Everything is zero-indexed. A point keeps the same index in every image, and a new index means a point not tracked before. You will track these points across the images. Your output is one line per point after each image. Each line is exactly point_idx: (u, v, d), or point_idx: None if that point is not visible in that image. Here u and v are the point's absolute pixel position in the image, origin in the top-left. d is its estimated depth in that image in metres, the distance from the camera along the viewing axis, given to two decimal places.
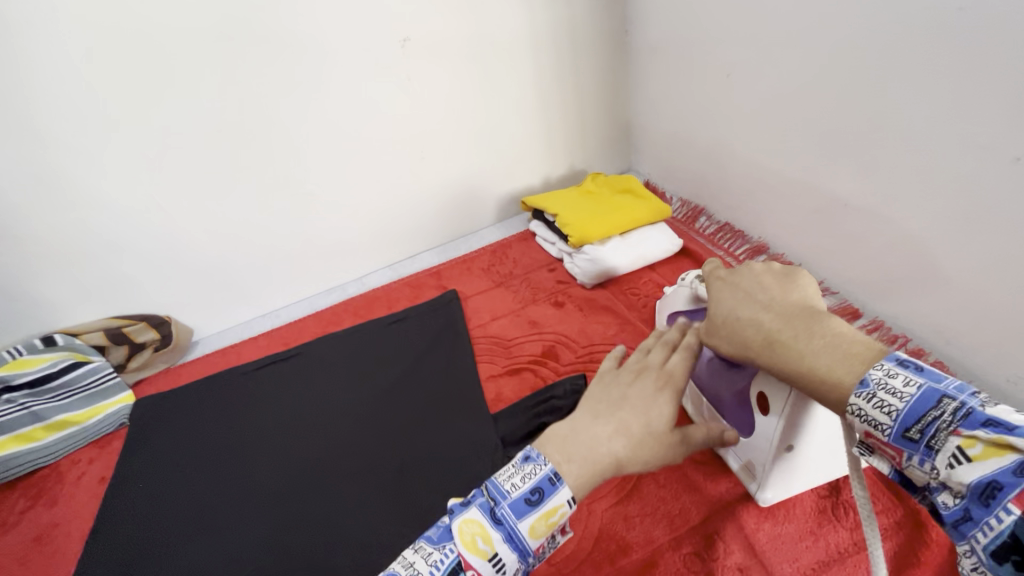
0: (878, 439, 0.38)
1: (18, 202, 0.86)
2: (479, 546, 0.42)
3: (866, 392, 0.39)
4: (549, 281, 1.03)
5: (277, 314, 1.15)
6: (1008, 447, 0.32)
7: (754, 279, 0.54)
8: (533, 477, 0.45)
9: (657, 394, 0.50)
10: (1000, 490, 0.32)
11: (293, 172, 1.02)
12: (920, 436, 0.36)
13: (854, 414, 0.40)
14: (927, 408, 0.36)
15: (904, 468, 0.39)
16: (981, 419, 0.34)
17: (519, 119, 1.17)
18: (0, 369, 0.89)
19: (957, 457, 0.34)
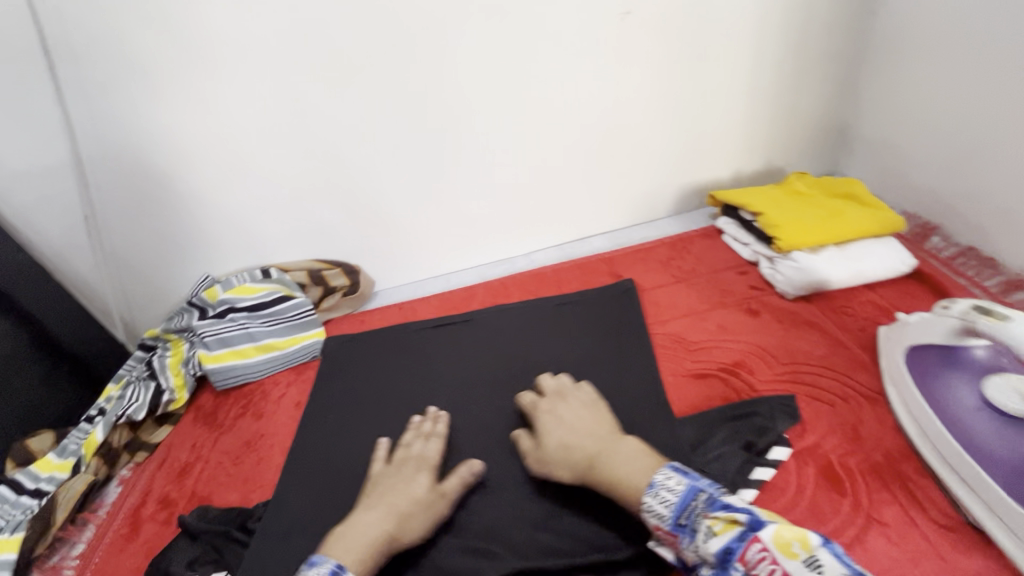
0: (663, 528, 0.58)
1: (265, 147, 0.98)
2: None
3: (653, 492, 0.59)
4: (740, 285, 0.93)
5: (447, 278, 1.19)
6: (737, 521, 0.53)
7: (572, 405, 0.74)
8: None
9: (542, 447, 0.71)
10: (732, 552, 0.52)
11: (490, 142, 1.03)
12: (686, 522, 0.56)
13: (647, 510, 0.59)
14: (692, 498, 0.57)
15: (679, 553, 0.57)
16: (720, 505, 0.55)
17: (724, 106, 1.07)
18: (229, 292, 1.02)
19: (708, 534, 0.54)
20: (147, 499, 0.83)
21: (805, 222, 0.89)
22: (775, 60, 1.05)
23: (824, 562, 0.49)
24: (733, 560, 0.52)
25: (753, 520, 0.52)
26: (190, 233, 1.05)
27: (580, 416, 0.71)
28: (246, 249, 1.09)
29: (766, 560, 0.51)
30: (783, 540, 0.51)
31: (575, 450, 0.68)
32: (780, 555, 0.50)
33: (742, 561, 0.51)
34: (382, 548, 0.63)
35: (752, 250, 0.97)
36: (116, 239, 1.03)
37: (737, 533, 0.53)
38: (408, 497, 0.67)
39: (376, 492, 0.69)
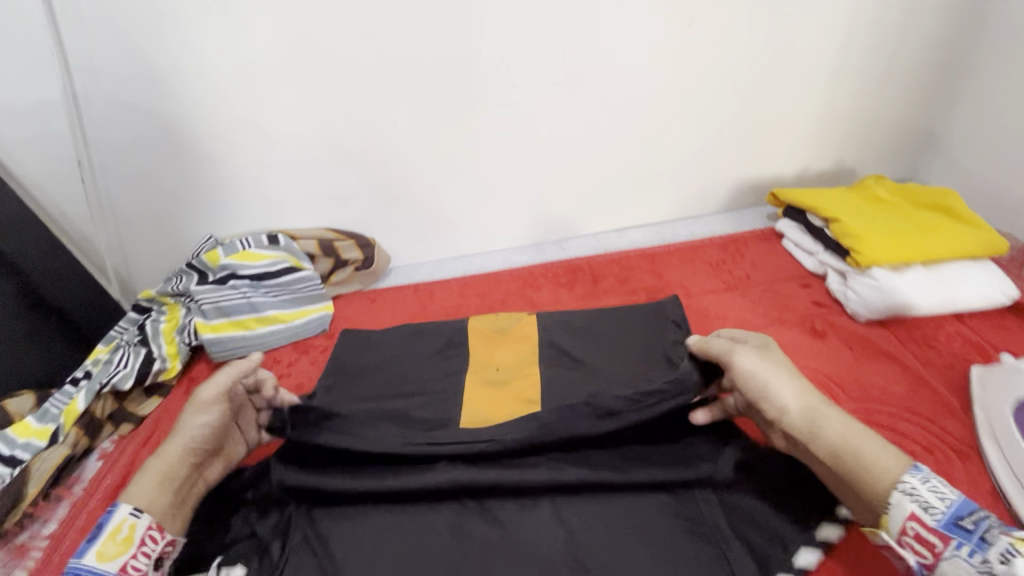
0: (926, 521, 0.48)
1: (279, 97, 0.87)
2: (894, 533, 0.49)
3: (922, 477, 0.50)
4: (802, 300, 0.82)
5: (469, 261, 1.09)
6: None
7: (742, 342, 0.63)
8: (946, 501, 0.48)
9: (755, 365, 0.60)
10: None
11: (531, 112, 0.92)
12: (971, 526, 0.47)
13: (907, 490, 0.50)
14: (967, 511, 0.48)
15: (931, 556, 0.48)
16: (960, 514, 0.48)
17: (801, 93, 0.94)
18: (231, 256, 0.93)
19: (1007, 554, 0.44)
20: (127, 479, 0.76)
21: (887, 235, 0.77)
22: (868, 43, 0.90)
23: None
24: (972, 533, 0.47)
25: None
26: (194, 187, 0.96)
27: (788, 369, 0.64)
28: (254, 210, 1.00)
29: (931, 543, 0.48)
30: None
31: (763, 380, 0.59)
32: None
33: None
34: (171, 479, 0.60)
35: (817, 260, 0.85)
36: (114, 188, 0.94)
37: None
38: (184, 411, 0.64)
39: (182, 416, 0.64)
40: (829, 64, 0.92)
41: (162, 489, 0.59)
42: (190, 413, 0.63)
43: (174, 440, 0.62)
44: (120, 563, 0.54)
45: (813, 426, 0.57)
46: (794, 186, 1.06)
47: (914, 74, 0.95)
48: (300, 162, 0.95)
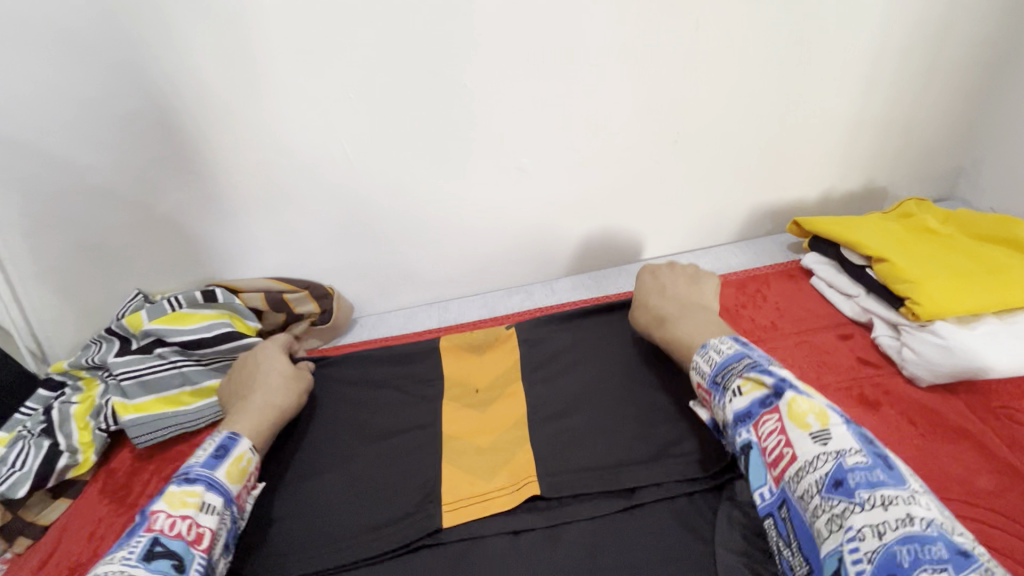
0: (702, 385, 0.58)
1: (204, 129, 0.72)
2: (808, 420, 0.47)
3: (703, 353, 0.59)
4: (845, 356, 0.67)
5: (446, 307, 0.94)
6: (763, 384, 0.51)
7: (665, 280, 0.74)
8: (711, 360, 0.57)
9: (650, 301, 0.72)
10: (749, 415, 0.51)
11: (510, 138, 0.77)
12: (721, 381, 0.55)
13: (693, 368, 0.59)
14: (733, 361, 0.55)
15: (713, 411, 0.57)
16: (714, 378, 0.56)
17: (825, 103, 0.80)
18: (158, 320, 0.78)
19: (734, 392, 0.53)
20: None
21: (948, 279, 0.63)
22: (901, 46, 0.77)
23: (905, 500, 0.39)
24: (748, 424, 0.51)
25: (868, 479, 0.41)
26: (112, 237, 0.80)
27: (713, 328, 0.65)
28: (187, 260, 0.84)
29: (775, 434, 0.48)
30: (796, 412, 0.48)
31: (657, 310, 0.70)
32: (789, 423, 0.47)
33: (756, 428, 0.50)
34: (269, 422, 0.67)
35: (858, 305, 0.71)
36: (13, 241, 0.78)
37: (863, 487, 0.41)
38: (270, 374, 0.72)
39: (252, 375, 0.72)
40: (857, 71, 0.78)
41: (258, 432, 0.65)
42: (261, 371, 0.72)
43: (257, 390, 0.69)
44: (240, 488, 0.58)
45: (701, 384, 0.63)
46: (816, 209, 0.92)
47: (953, 80, 0.82)
48: (237, 205, 0.79)
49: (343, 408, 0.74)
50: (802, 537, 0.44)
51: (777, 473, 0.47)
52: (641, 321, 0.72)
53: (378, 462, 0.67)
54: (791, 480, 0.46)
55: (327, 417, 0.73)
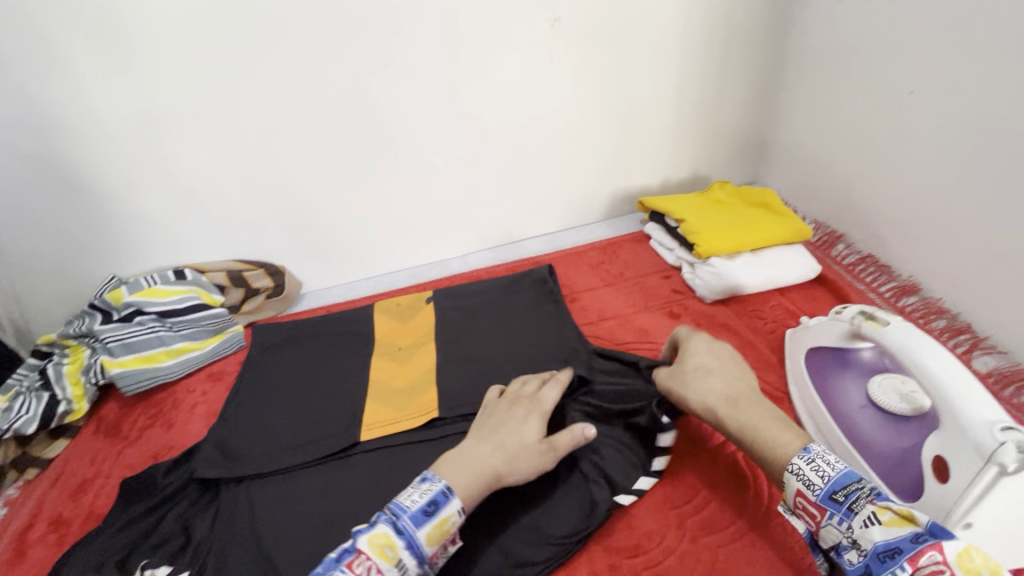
0: (808, 497, 0.53)
1: (176, 138, 0.92)
2: (954, 558, 0.44)
3: (806, 456, 0.55)
4: (664, 289, 0.97)
5: (379, 280, 1.17)
6: (913, 520, 0.47)
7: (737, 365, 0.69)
8: (826, 474, 0.53)
9: (713, 380, 0.66)
10: (899, 551, 0.45)
11: (422, 143, 1.02)
12: (843, 500, 0.51)
13: (794, 472, 0.55)
14: (851, 481, 0.52)
15: (818, 528, 0.53)
16: (829, 493, 0.52)
17: (652, 115, 1.11)
18: (135, 294, 0.95)
19: (870, 519, 0.49)
20: (36, 519, 0.76)
21: (722, 230, 0.94)
22: (699, 75, 1.10)
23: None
24: (898, 559, 0.45)
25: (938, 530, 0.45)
26: (93, 228, 0.97)
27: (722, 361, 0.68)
28: (158, 247, 1.02)
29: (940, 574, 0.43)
30: (963, 561, 0.43)
31: (728, 387, 0.66)
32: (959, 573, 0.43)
33: (909, 566, 0.44)
34: (476, 470, 0.61)
35: (675, 255, 1.01)
36: (4, 234, 0.93)
37: (910, 535, 0.46)
38: (514, 418, 0.67)
39: (500, 422, 0.67)
40: (671, 92, 1.10)
41: (484, 464, 0.61)
42: (487, 417, 0.68)
43: (524, 442, 0.64)
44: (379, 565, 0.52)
45: (725, 415, 0.64)
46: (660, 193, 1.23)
47: (741, 96, 1.16)
48: (202, 199, 0.99)
49: (294, 352, 0.95)
50: None
51: None
52: (703, 389, 0.66)
53: (324, 385, 0.88)
54: None
55: (281, 360, 0.93)
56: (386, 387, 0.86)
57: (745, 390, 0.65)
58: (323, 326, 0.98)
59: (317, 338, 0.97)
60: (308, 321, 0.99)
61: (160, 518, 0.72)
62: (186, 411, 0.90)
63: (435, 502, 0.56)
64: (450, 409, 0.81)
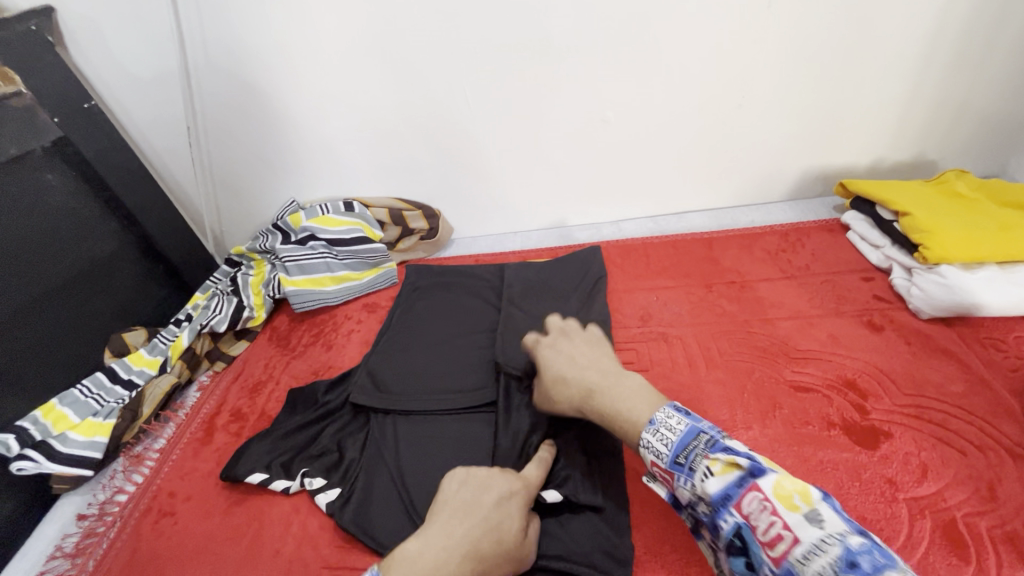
0: (659, 465, 0.54)
1: (363, 73, 0.93)
2: (795, 501, 0.45)
3: (653, 428, 0.56)
4: (863, 293, 0.81)
5: (526, 236, 1.14)
6: (737, 464, 0.48)
7: (570, 345, 0.70)
8: (670, 438, 0.54)
9: (583, 359, 0.67)
10: (727, 497, 0.48)
11: (599, 93, 0.95)
12: (683, 460, 0.52)
13: (644, 446, 0.56)
14: (691, 439, 0.53)
15: (674, 490, 0.54)
16: (674, 458, 0.53)
17: (879, 79, 0.92)
18: (312, 220, 1.02)
19: (706, 473, 0.50)
20: (222, 409, 0.87)
21: (962, 232, 0.75)
22: (959, 31, 0.87)
23: (826, 520, 0.43)
24: (729, 506, 0.47)
25: (756, 467, 0.47)
26: (282, 154, 1.04)
27: (581, 351, 0.69)
28: (332, 177, 1.07)
29: (765, 513, 0.45)
30: (783, 492, 0.45)
31: (594, 371, 0.66)
32: (779, 505, 0.45)
33: (738, 509, 0.47)
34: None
35: (883, 254, 0.84)
36: (215, 153, 1.04)
37: (735, 480, 0.48)
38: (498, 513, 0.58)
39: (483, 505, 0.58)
40: (915, 51, 0.89)
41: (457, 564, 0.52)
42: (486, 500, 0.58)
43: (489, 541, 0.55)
44: None
45: (596, 391, 0.63)
46: (866, 176, 1.03)
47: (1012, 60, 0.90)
48: (376, 135, 1.01)
49: (442, 295, 0.96)
50: None
51: (774, 552, 0.44)
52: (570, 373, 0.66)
53: (467, 334, 0.87)
54: (795, 561, 0.42)
55: (429, 302, 0.95)
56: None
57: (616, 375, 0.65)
58: (475, 274, 0.99)
59: (465, 286, 0.97)
60: (458, 267, 1.00)
61: (318, 431, 0.78)
62: (343, 335, 0.96)
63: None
64: None
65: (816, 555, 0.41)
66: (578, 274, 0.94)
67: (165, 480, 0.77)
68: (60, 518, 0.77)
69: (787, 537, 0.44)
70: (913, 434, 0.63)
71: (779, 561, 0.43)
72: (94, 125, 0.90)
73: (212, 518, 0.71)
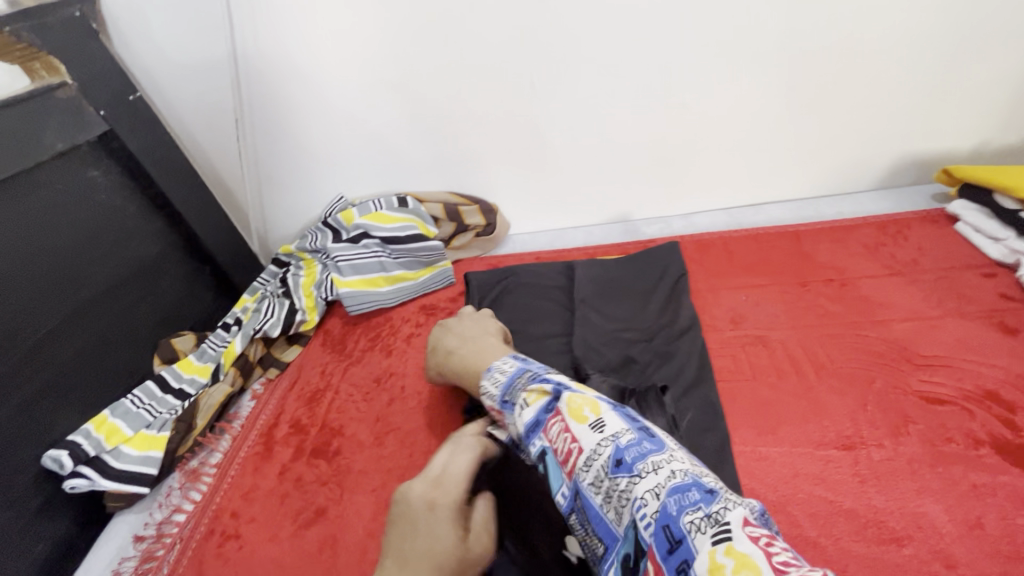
0: (494, 407, 0.54)
1: (421, 56, 0.87)
2: (583, 413, 0.45)
3: (490, 379, 0.56)
4: (987, 291, 0.73)
5: (589, 231, 1.07)
6: (547, 392, 0.49)
7: (461, 324, 0.75)
8: (502, 380, 0.55)
9: (453, 333, 0.73)
10: (538, 423, 0.47)
11: (676, 75, 0.87)
12: (510, 398, 0.52)
13: (484, 394, 0.56)
14: (518, 377, 0.53)
15: (508, 432, 0.53)
16: (504, 397, 0.53)
17: (990, 54, 0.83)
18: (365, 218, 0.96)
19: (523, 404, 0.50)
20: (280, 420, 0.81)
21: None
22: None
23: (608, 425, 0.43)
24: (538, 431, 0.47)
25: (560, 390, 0.48)
26: (331, 146, 0.98)
27: (473, 326, 0.73)
28: (384, 172, 1.01)
29: (562, 432, 0.45)
30: (574, 406, 0.45)
31: (461, 346, 0.70)
32: (570, 420, 0.45)
33: (546, 434, 0.46)
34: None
35: (1005, 247, 0.76)
36: (261, 147, 0.98)
37: (545, 406, 0.48)
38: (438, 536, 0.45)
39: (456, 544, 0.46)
40: None
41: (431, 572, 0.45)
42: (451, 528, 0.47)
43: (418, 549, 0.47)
44: None
45: (454, 359, 0.69)
46: (965, 162, 0.94)
47: None
48: (432, 125, 0.95)
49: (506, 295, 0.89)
50: (596, 525, 0.41)
51: (567, 466, 0.43)
52: (449, 347, 0.71)
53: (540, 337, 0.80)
54: (580, 471, 0.42)
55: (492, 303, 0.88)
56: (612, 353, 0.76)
57: (469, 342, 0.70)
58: (539, 272, 0.92)
59: (530, 284, 0.90)
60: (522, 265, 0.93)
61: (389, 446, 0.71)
62: (403, 340, 0.89)
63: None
64: (691, 389, 0.68)
65: (592, 462, 0.42)
66: (655, 272, 0.87)
67: (226, 498, 0.72)
68: (116, 538, 0.72)
69: (574, 449, 0.43)
70: None
71: (569, 472, 0.43)
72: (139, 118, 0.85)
73: (281, 542, 0.65)
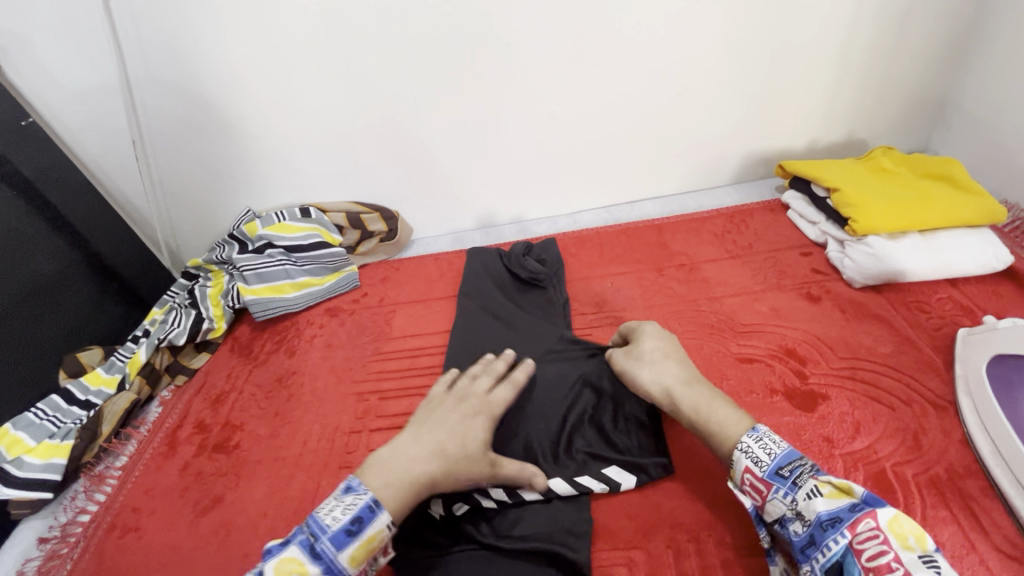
0: (756, 472, 0.53)
1: (309, 79, 0.94)
2: (910, 541, 0.45)
3: (754, 436, 0.56)
4: (801, 267, 0.86)
5: (486, 232, 1.16)
6: (851, 492, 0.49)
7: (652, 347, 0.69)
8: (773, 452, 0.54)
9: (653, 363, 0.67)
10: (838, 519, 0.48)
11: (544, 92, 0.97)
12: (789, 474, 0.52)
13: (743, 449, 0.55)
14: (796, 459, 0.53)
15: (765, 502, 0.53)
16: (774, 470, 0.53)
17: (807, 67, 0.97)
18: (268, 228, 1.00)
19: (814, 492, 0.50)
20: (184, 422, 0.86)
21: (888, 204, 0.81)
22: (876, 19, 0.92)
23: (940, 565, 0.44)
24: (840, 527, 0.47)
25: (870, 497, 0.48)
26: (232, 163, 1.03)
27: (663, 354, 0.68)
28: (287, 185, 1.08)
29: (876, 540, 0.46)
30: (899, 529, 0.46)
31: (674, 378, 0.64)
32: (893, 539, 0.45)
33: (850, 531, 0.47)
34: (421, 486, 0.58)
35: (819, 229, 0.89)
36: (164, 167, 1.03)
37: (848, 505, 0.48)
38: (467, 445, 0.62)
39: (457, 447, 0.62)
40: (837, 41, 0.94)
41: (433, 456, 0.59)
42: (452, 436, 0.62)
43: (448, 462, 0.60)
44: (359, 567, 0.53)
45: (679, 397, 0.63)
46: (803, 157, 1.09)
47: (926, 43, 0.96)
48: (328, 141, 1.02)
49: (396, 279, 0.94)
50: None
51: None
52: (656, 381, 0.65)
53: None
54: None
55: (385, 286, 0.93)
56: (487, 338, 0.85)
57: (684, 376, 0.65)
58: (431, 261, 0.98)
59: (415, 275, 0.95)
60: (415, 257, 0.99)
61: None
62: (306, 341, 0.96)
63: (360, 517, 0.54)
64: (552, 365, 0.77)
65: None
66: None
67: (129, 496, 0.76)
68: (20, 543, 0.74)
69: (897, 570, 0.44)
70: (850, 395, 0.67)
71: None
72: (33, 143, 0.89)
73: (178, 530, 0.70)
